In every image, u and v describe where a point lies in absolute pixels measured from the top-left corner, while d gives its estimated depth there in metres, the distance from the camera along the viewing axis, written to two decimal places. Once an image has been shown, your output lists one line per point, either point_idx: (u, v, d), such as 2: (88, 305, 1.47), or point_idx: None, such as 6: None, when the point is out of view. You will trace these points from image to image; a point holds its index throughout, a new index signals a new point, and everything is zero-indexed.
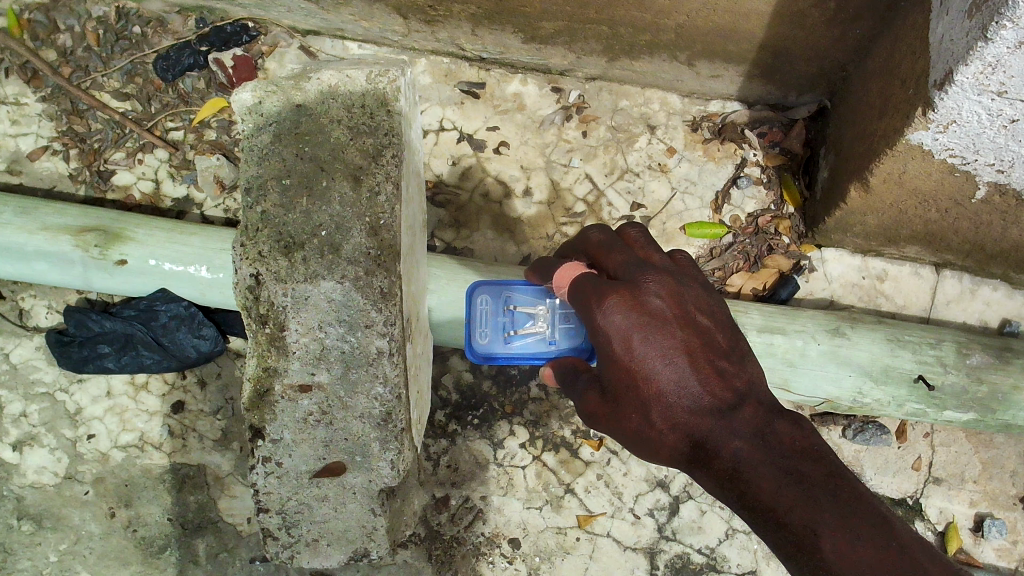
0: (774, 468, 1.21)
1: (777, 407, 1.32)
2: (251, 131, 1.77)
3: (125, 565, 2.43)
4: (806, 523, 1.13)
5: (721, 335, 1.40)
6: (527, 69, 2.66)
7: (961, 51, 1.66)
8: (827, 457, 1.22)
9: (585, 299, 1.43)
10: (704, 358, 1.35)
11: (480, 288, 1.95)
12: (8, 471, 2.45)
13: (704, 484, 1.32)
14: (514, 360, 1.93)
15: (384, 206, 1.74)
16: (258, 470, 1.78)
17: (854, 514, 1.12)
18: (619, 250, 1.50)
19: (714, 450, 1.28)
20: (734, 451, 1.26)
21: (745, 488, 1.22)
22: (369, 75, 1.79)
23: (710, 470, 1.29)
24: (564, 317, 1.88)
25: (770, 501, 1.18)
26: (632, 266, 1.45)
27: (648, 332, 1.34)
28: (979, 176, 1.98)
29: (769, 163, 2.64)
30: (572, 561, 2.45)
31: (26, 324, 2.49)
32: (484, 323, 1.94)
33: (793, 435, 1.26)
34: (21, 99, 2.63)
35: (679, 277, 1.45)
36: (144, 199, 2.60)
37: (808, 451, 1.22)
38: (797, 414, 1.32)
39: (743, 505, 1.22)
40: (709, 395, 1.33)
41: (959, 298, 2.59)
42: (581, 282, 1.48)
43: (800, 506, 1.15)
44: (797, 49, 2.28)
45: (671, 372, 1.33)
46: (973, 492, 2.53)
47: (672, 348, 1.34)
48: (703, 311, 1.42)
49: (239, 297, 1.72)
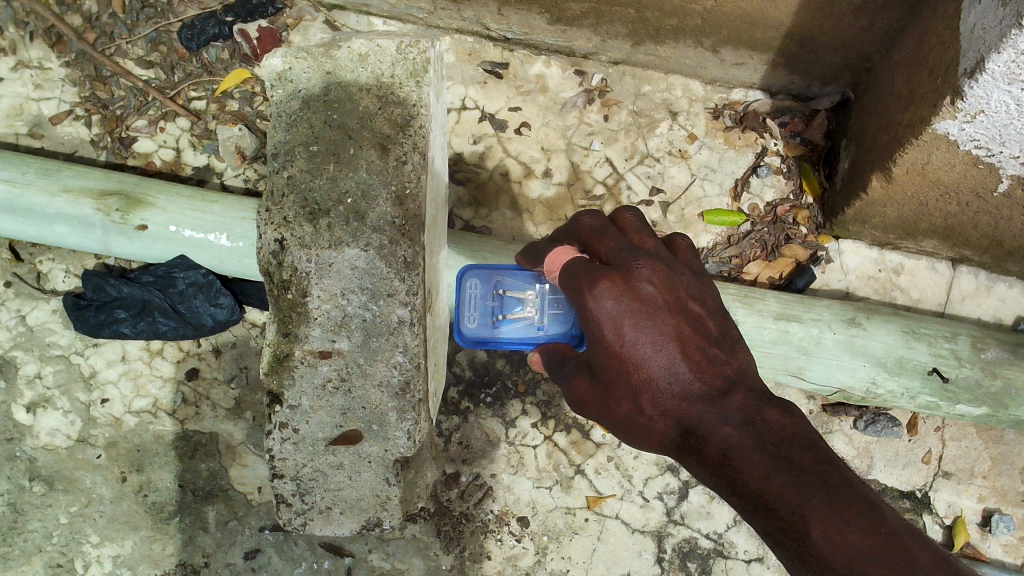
0: (763, 455, 1.19)
1: (768, 394, 1.31)
2: (281, 97, 1.77)
3: (135, 529, 2.44)
4: (796, 508, 1.11)
5: (713, 322, 1.39)
6: (551, 51, 2.66)
7: (994, 39, 1.65)
8: (817, 444, 1.19)
9: (577, 284, 1.41)
10: (694, 345, 1.34)
11: (471, 271, 1.91)
12: (21, 432, 2.46)
13: (692, 471, 1.31)
14: (503, 346, 1.86)
15: (410, 175, 1.74)
16: (275, 435, 1.79)
17: (844, 499, 1.10)
18: (613, 235, 1.47)
19: (704, 436, 1.27)
20: (725, 438, 1.25)
21: (734, 474, 1.21)
22: (400, 44, 1.77)
23: (699, 456, 1.28)
24: (554, 302, 1.80)
25: (760, 487, 1.16)
26: (624, 251, 1.43)
27: (640, 319, 1.33)
28: (1003, 169, 1.98)
29: (789, 153, 2.65)
30: (580, 541, 2.46)
31: (43, 288, 2.50)
32: (473, 307, 1.89)
33: (783, 422, 1.24)
34: (45, 64, 2.64)
35: (672, 263, 1.43)
36: (165, 167, 2.61)
37: (798, 438, 1.20)
38: (789, 402, 1.30)
39: (733, 492, 1.20)
40: (699, 382, 1.32)
41: (974, 294, 2.60)
42: (573, 266, 1.45)
43: (789, 492, 1.12)
44: (823, 38, 2.28)
45: (661, 359, 1.32)
46: (982, 486, 2.54)
47: (662, 334, 1.33)
48: (695, 298, 1.40)
49: (263, 261, 1.73)
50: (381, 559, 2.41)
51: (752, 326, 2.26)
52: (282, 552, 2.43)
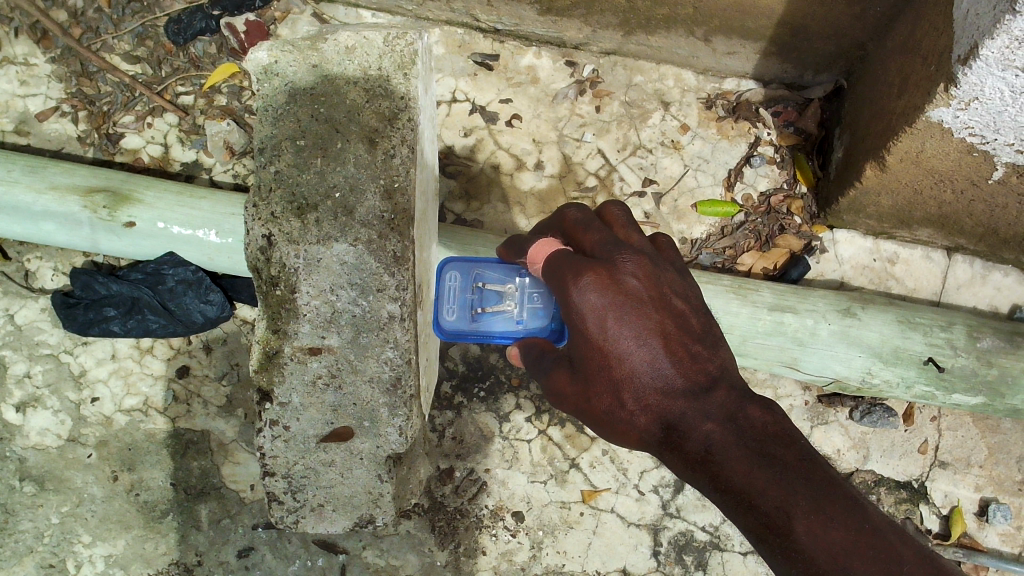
0: (745, 451, 1.18)
1: (750, 392, 1.30)
2: (266, 90, 1.73)
3: (127, 529, 2.42)
4: (779, 504, 1.09)
5: (696, 319, 1.38)
6: (542, 42, 2.64)
7: (987, 25, 1.63)
8: (799, 442, 1.18)
9: (560, 276, 1.39)
10: (677, 341, 1.33)
11: (450, 263, 1.87)
12: (11, 432, 2.44)
13: (673, 467, 1.29)
14: (481, 339, 1.82)
15: (399, 169, 1.71)
16: (265, 434, 1.77)
17: (828, 496, 1.08)
18: (597, 229, 1.46)
19: (685, 432, 1.26)
20: (707, 434, 1.23)
21: (716, 470, 1.19)
22: (387, 37, 1.74)
23: (681, 452, 1.26)
24: (533, 297, 1.78)
25: (742, 483, 1.14)
26: (609, 245, 1.41)
27: (623, 313, 1.31)
28: (997, 156, 1.96)
29: (783, 143, 2.62)
30: (576, 535, 2.45)
31: (32, 286, 2.47)
32: (452, 300, 1.85)
33: (765, 420, 1.23)
34: (31, 59, 2.61)
35: (657, 259, 1.41)
36: (153, 163, 2.58)
37: (780, 435, 1.19)
38: (769, 400, 1.29)
39: (715, 488, 1.18)
40: (681, 377, 1.30)
41: (970, 283, 2.59)
42: (556, 257, 1.43)
43: (773, 488, 1.11)
44: (815, 26, 2.26)
45: (643, 353, 1.30)
46: (979, 476, 2.53)
47: (646, 329, 1.31)
48: (679, 294, 1.39)
49: (250, 258, 1.69)
50: (375, 555, 2.40)
51: (747, 318, 2.24)
52: (275, 550, 2.42)
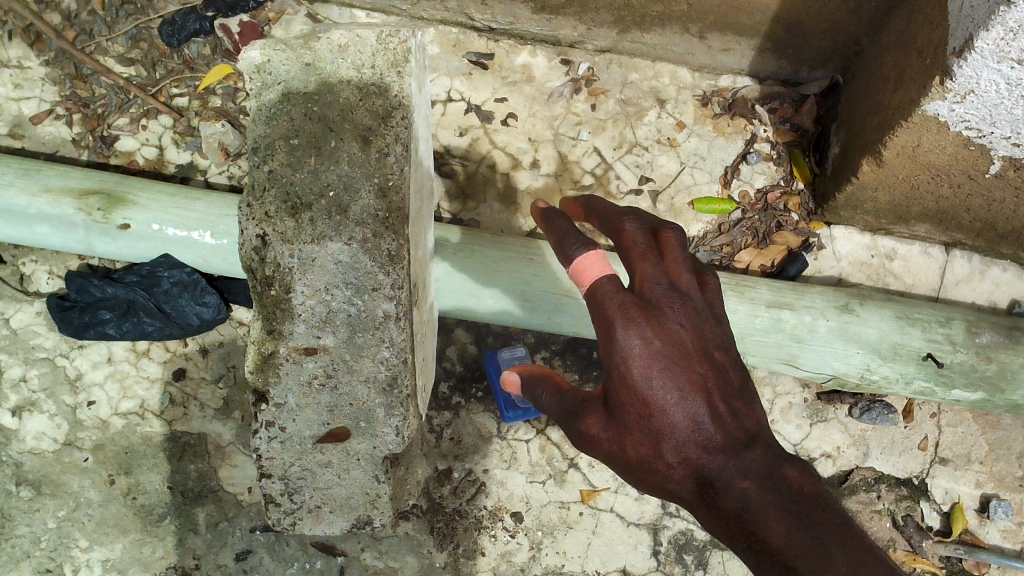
0: (783, 513, 1.16)
1: (785, 452, 1.29)
2: (259, 89, 1.72)
3: (125, 533, 2.41)
4: (818, 569, 1.08)
5: (734, 373, 1.36)
6: (537, 41, 2.63)
7: (982, 17, 1.62)
8: (833, 507, 1.18)
9: (604, 313, 1.32)
10: (717, 396, 1.30)
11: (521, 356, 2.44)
12: (7, 437, 2.43)
13: (702, 521, 1.26)
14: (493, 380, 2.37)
15: (393, 167, 1.70)
16: (261, 435, 1.76)
17: (863, 564, 1.08)
18: (651, 258, 1.36)
19: (721, 488, 1.23)
20: (744, 492, 1.21)
21: (753, 530, 1.17)
22: (380, 34, 1.73)
23: (714, 508, 1.23)
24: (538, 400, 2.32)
25: (781, 545, 1.12)
26: (661, 284, 1.34)
27: (670, 365, 1.28)
28: (994, 150, 1.95)
29: (779, 139, 2.62)
30: (574, 535, 2.44)
31: (26, 290, 2.46)
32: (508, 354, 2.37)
33: (802, 482, 1.22)
34: (24, 63, 2.61)
35: (704, 306, 1.37)
36: (148, 165, 2.58)
37: (816, 499, 1.18)
38: (802, 461, 1.29)
39: (750, 548, 1.16)
40: (721, 434, 1.27)
41: (968, 278, 2.58)
42: (605, 287, 1.34)
43: (811, 553, 1.10)
44: (810, 22, 2.26)
45: (685, 408, 1.27)
46: (979, 472, 2.52)
47: (689, 383, 1.28)
48: (720, 347, 1.36)
49: (244, 257, 1.69)
50: (374, 557, 2.39)
51: (744, 314, 2.23)
52: (273, 552, 2.41)
